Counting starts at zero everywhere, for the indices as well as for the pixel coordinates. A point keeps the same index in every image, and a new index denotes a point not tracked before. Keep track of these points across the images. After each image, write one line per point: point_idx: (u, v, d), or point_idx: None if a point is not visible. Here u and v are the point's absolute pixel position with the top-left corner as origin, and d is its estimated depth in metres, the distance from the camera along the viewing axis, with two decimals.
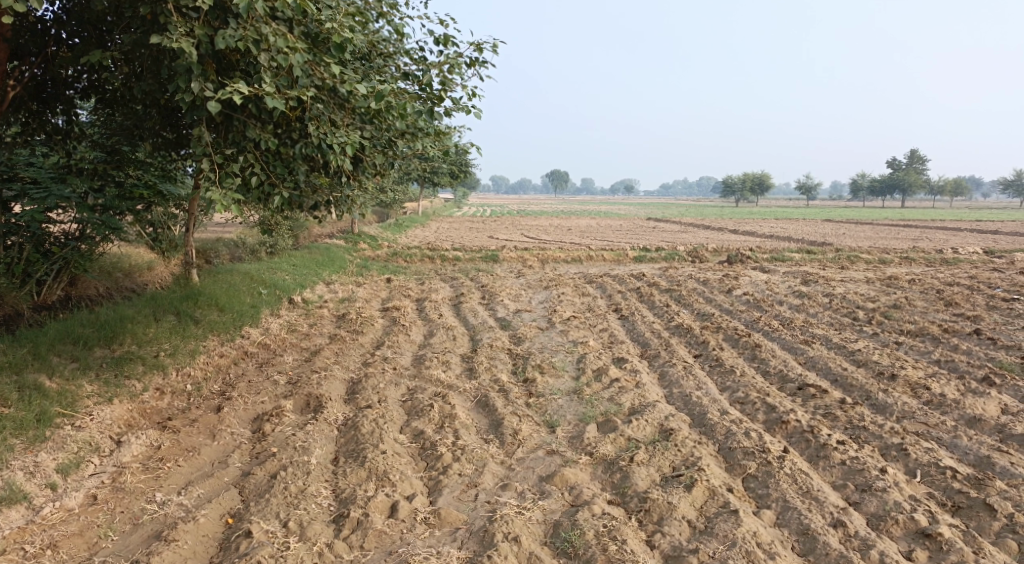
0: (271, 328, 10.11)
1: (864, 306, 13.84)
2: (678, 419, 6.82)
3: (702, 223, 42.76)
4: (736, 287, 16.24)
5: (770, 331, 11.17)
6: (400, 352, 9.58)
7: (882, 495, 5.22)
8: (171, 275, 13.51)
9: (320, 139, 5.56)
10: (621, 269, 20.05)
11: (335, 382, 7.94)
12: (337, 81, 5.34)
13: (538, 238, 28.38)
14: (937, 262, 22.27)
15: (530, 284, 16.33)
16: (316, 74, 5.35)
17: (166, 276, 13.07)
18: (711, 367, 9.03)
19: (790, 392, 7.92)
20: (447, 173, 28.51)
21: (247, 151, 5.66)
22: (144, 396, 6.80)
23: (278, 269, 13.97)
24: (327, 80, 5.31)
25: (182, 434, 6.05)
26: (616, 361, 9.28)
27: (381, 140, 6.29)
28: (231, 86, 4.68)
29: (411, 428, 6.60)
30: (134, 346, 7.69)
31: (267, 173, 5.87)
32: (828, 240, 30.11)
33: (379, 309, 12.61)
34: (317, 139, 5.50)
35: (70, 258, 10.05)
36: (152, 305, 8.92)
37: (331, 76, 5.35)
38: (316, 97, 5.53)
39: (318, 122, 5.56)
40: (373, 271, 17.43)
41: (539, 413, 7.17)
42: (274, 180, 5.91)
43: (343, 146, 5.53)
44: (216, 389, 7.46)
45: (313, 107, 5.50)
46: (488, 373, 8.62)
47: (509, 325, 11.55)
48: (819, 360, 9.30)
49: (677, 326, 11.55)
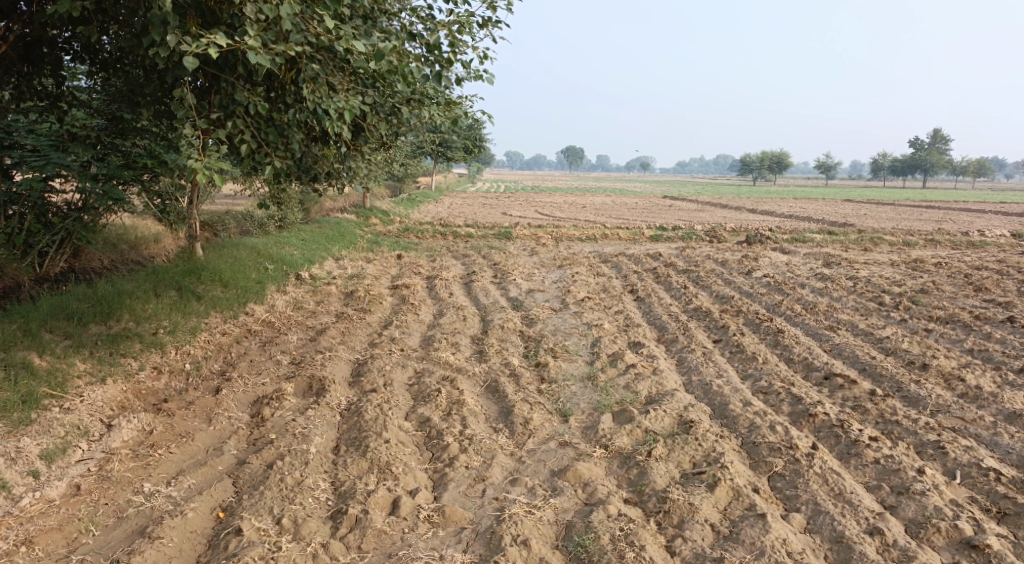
0: (276, 305, 9.81)
1: (890, 291, 13.35)
2: (698, 410, 6.46)
3: (719, 202, 42.00)
4: (756, 268, 15.76)
5: (793, 315, 10.74)
6: (408, 332, 9.26)
7: (921, 499, 4.87)
8: (178, 248, 13.26)
9: (315, 104, 5.16)
10: (637, 248, 19.61)
11: (339, 364, 7.63)
12: (333, 37, 4.92)
13: (553, 215, 27.89)
14: (964, 245, 21.59)
15: (544, 263, 15.94)
16: (309, 29, 4.93)
17: (172, 249, 12.82)
18: (732, 353, 8.64)
19: (815, 382, 7.53)
20: (461, 147, 28.02)
21: (238, 117, 5.29)
22: (140, 375, 6.53)
23: (286, 244, 13.66)
24: (322, 36, 4.87)
25: (177, 417, 5.78)
26: (632, 346, 8.92)
27: (383, 106, 5.88)
28: (210, 37, 4.26)
29: (416, 415, 6.30)
30: (132, 322, 7.39)
31: (260, 142, 5.50)
32: (849, 221, 29.41)
33: (389, 287, 12.28)
34: (312, 104, 5.11)
35: (72, 229, 9.79)
36: (153, 280, 8.64)
37: (326, 32, 4.93)
38: (314, 58, 5.12)
39: (315, 86, 5.15)
40: (384, 247, 17.10)
41: (551, 401, 6.83)
42: (274, 152, 5.55)
43: (340, 111, 5.13)
44: (215, 369, 7.18)
45: (307, 68, 5.09)
46: (499, 356, 8.28)
47: (522, 305, 11.20)
48: (846, 348, 8.88)
49: (695, 308, 11.15)
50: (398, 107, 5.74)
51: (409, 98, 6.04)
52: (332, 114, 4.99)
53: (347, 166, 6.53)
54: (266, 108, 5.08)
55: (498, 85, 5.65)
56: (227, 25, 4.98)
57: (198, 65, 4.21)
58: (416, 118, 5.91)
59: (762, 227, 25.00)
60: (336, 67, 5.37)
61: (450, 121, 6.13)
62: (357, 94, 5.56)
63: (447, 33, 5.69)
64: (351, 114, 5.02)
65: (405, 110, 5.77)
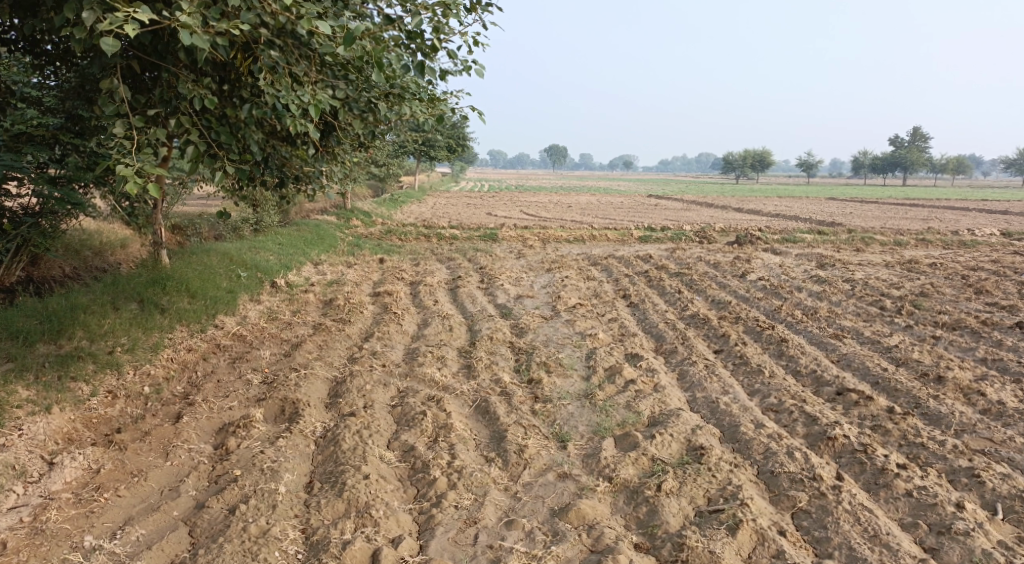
0: (248, 316, 9.16)
1: (890, 294, 12.93)
2: (706, 433, 5.94)
3: (705, 201, 41.73)
4: (750, 270, 15.30)
5: (795, 322, 10.26)
6: (391, 345, 8.66)
7: (966, 541, 4.49)
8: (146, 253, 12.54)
9: (274, 98, 4.58)
10: (627, 249, 19.11)
11: (316, 382, 7.03)
12: (293, 16, 4.32)
13: (539, 215, 27.36)
14: (956, 245, 21.29)
15: (532, 267, 15.38)
16: (264, 6, 4.31)
17: (140, 255, 12.10)
18: (735, 365, 8.13)
19: (827, 398, 7.04)
20: (445, 145, 27.36)
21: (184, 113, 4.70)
22: (92, 402, 5.88)
23: (261, 248, 12.98)
24: (278, 14, 4.28)
25: (129, 450, 5.16)
26: (629, 359, 8.37)
27: (358, 101, 5.27)
28: (128, 10, 3.74)
29: (399, 443, 5.71)
30: (86, 340, 6.72)
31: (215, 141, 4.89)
32: (837, 220, 29.14)
33: (370, 294, 11.65)
34: (269, 99, 4.53)
35: (28, 236, 9.06)
36: (112, 291, 7.96)
37: (285, 10, 4.33)
38: (268, 40, 4.55)
39: (273, 76, 4.61)
40: (365, 250, 16.45)
41: (547, 423, 6.29)
42: (233, 154, 4.97)
43: (302, 107, 4.55)
44: (178, 392, 6.55)
45: (264, 55, 4.50)
46: (489, 372, 7.71)
47: (511, 314, 10.63)
48: (855, 358, 8.40)
49: (693, 315, 10.63)
50: (375, 103, 5.15)
51: (387, 92, 5.44)
52: (292, 109, 4.40)
53: (319, 168, 5.92)
54: (214, 102, 4.51)
55: (486, 77, 5.08)
56: (168, 4, 4.42)
57: (117, 46, 3.69)
58: (394, 117, 5.30)
59: (751, 227, 24.60)
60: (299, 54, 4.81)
61: (433, 117, 5.55)
62: (325, 87, 4.97)
63: (430, 16, 5.10)
64: (316, 108, 4.43)
65: (383, 105, 5.18)
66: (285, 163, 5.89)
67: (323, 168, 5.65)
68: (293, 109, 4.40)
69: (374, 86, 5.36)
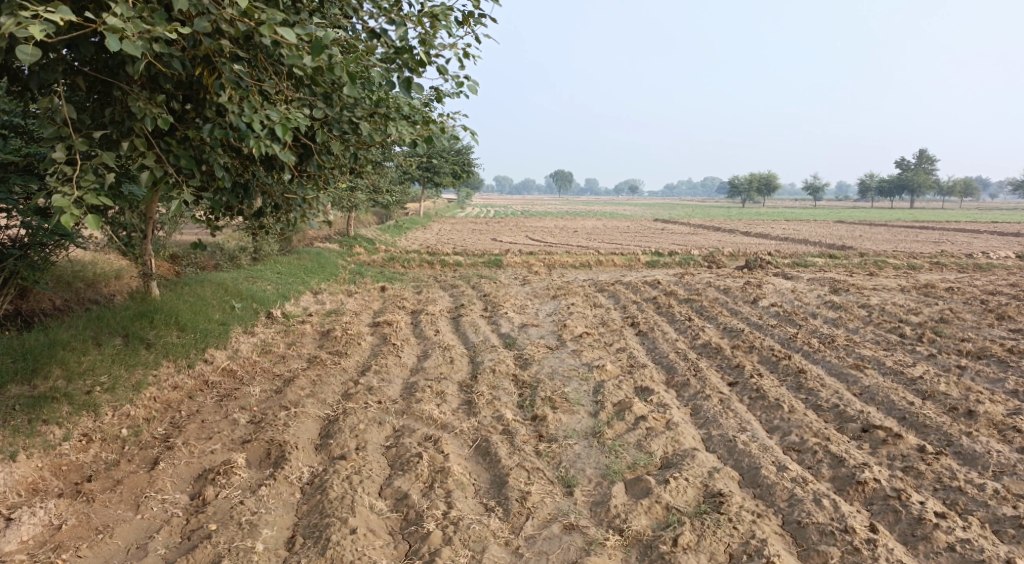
0: (240, 349, 8.77)
1: (908, 320, 12.47)
2: (725, 477, 5.49)
3: (712, 225, 41.42)
4: (762, 296, 14.86)
5: (812, 351, 9.81)
6: (388, 379, 8.25)
7: None
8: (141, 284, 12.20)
9: (237, 117, 4.31)
10: (634, 275, 18.73)
11: (306, 421, 6.62)
12: (254, 23, 4.06)
13: (544, 240, 27.04)
14: (971, 268, 20.82)
15: (537, 294, 14.99)
16: (219, 13, 4.06)
17: (135, 286, 11.75)
18: (751, 399, 7.68)
19: (852, 436, 6.59)
20: (449, 171, 27.18)
21: (137, 136, 4.43)
22: (63, 448, 5.51)
23: (258, 278, 12.64)
24: (236, 21, 4.04)
25: (97, 502, 4.79)
26: (639, 393, 7.93)
27: (339, 121, 4.98)
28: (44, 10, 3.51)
29: (392, 490, 5.29)
30: (62, 380, 6.34)
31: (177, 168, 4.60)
32: (847, 243, 28.73)
33: (369, 324, 11.26)
34: (232, 117, 4.27)
35: (16, 268, 8.73)
36: (96, 326, 7.60)
37: (244, 16, 4.08)
38: (230, 52, 4.31)
39: (236, 91, 4.35)
40: (367, 278, 16.09)
41: (552, 466, 5.85)
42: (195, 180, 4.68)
43: (268, 126, 4.27)
44: (158, 434, 6.17)
45: (226, 69, 4.25)
46: (490, 409, 7.28)
47: (514, 344, 10.21)
48: (878, 391, 7.94)
49: (704, 345, 10.19)
50: (357, 122, 4.85)
51: (372, 111, 5.15)
52: (254, 127, 4.14)
53: (303, 194, 5.61)
54: (168, 121, 4.29)
55: (477, 95, 4.75)
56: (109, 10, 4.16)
57: (35, 55, 3.57)
58: (378, 138, 5.00)
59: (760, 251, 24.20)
60: (266, 68, 4.60)
61: (423, 137, 5.23)
62: (300, 105, 4.71)
63: (417, 29, 4.81)
64: (284, 126, 4.16)
65: (365, 124, 4.87)
66: (267, 189, 5.59)
67: (305, 193, 5.34)
68: (255, 128, 4.13)
69: (357, 105, 5.07)
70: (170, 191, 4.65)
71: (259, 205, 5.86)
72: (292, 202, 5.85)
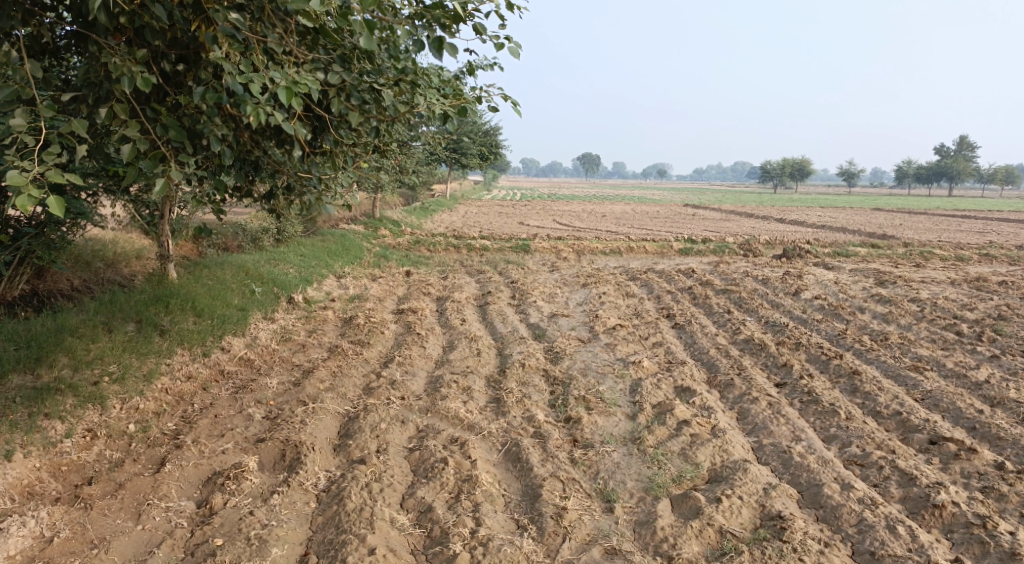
0: (259, 337, 8.36)
1: (963, 317, 11.73)
2: (782, 496, 4.99)
3: (744, 211, 40.37)
4: (804, 288, 14.15)
5: (864, 350, 9.16)
6: (413, 372, 7.80)
7: None
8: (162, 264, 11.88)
9: (233, 79, 3.89)
10: (667, 262, 18.10)
11: (324, 418, 6.19)
12: None
13: (573, 225, 26.42)
14: (1022, 260, 19.79)
15: (566, 281, 14.45)
16: None
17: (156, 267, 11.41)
18: (803, 403, 7.09)
19: (918, 449, 6.01)
20: (477, 153, 26.60)
21: (117, 102, 3.98)
22: (64, 445, 5.16)
23: (280, 261, 12.26)
24: None
25: (95, 510, 4.48)
26: (680, 394, 7.38)
27: (359, 88, 4.47)
28: None
29: (415, 501, 4.85)
30: (69, 370, 5.98)
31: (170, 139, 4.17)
32: (887, 232, 27.73)
33: (393, 311, 10.82)
34: (228, 79, 3.86)
35: (31, 247, 8.38)
36: (108, 311, 7.24)
37: None
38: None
39: (230, 46, 3.96)
40: (392, 262, 15.67)
41: (589, 477, 5.37)
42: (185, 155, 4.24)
43: (269, 91, 3.86)
44: (168, 430, 5.77)
45: (221, 20, 3.86)
46: (521, 408, 6.79)
47: (545, 336, 9.70)
48: (942, 397, 7.31)
49: (746, 340, 9.59)
50: (379, 88, 4.37)
51: (396, 78, 4.67)
52: (252, 90, 3.75)
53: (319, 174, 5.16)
54: (146, 81, 3.82)
55: (518, 58, 4.20)
56: None
57: None
58: (401, 108, 4.51)
59: (797, 239, 23.32)
60: (273, 22, 4.18)
61: (453, 107, 4.73)
62: (314, 69, 4.29)
63: None
64: (288, 89, 3.76)
65: (388, 91, 4.38)
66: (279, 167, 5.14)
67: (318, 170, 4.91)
68: (252, 91, 3.75)
69: (379, 70, 4.59)
70: (163, 166, 4.25)
71: (271, 187, 5.41)
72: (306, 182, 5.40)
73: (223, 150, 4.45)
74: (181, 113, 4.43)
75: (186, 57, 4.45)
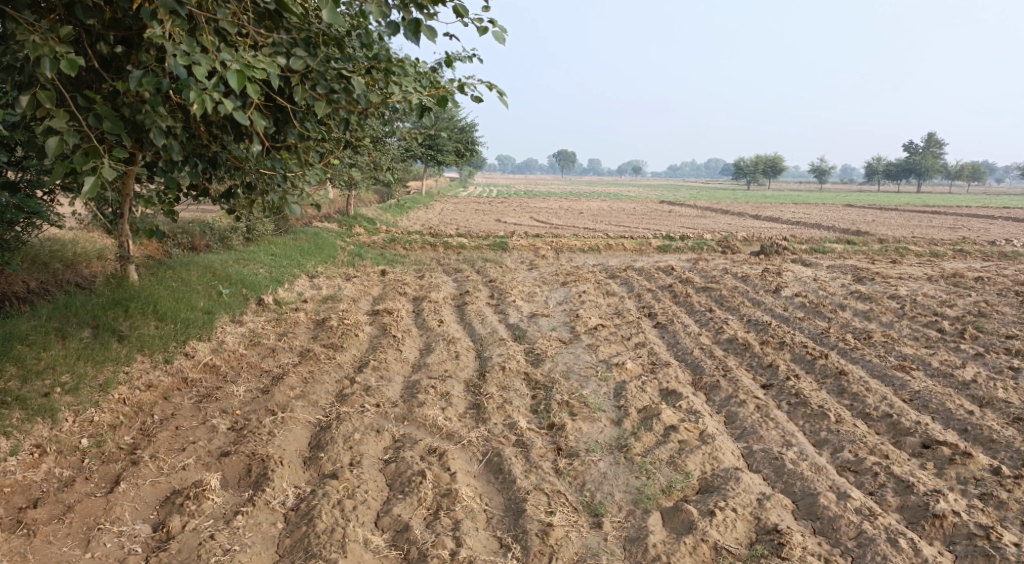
0: (226, 341, 7.96)
1: (944, 314, 11.67)
2: (777, 507, 4.81)
3: (720, 207, 40.47)
4: (784, 285, 14.04)
5: (849, 349, 9.01)
6: (388, 378, 7.48)
7: None
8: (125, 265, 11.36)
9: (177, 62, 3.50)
10: (646, 260, 17.94)
11: (294, 428, 5.85)
12: None
13: (550, 222, 26.18)
14: (996, 256, 19.96)
15: (545, 280, 14.19)
16: None
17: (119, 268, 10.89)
18: (791, 406, 6.90)
19: (911, 453, 5.85)
20: (452, 150, 26.23)
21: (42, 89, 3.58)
22: (8, 464, 4.77)
23: (249, 261, 11.83)
24: None
25: (39, 537, 4.12)
26: (665, 397, 7.15)
27: (327, 76, 4.12)
28: None
29: (391, 520, 4.56)
30: (16, 381, 5.57)
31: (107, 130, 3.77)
32: (862, 228, 27.90)
33: (368, 313, 10.46)
34: (170, 61, 3.47)
35: None
36: (63, 316, 6.80)
37: None
38: None
39: (173, 23, 3.57)
40: (367, 261, 15.28)
41: (574, 489, 5.12)
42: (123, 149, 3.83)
43: (220, 75, 3.48)
44: (124, 444, 5.40)
45: None
46: (502, 415, 6.52)
47: (524, 337, 9.42)
48: (931, 397, 7.17)
49: (730, 340, 9.40)
50: (352, 76, 4.03)
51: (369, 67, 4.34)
52: (197, 74, 3.37)
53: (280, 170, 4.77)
54: (74, 64, 3.44)
55: (504, 43, 3.91)
56: None
57: None
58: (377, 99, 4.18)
59: (774, 236, 23.30)
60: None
61: (433, 97, 4.43)
62: (275, 52, 3.92)
63: None
64: (240, 73, 3.39)
65: (359, 79, 4.04)
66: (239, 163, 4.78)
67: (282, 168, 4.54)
68: (196, 75, 3.36)
69: (349, 56, 4.25)
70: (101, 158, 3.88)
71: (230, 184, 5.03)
72: (270, 178, 5.04)
73: (171, 143, 4.05)
74: (122, 101, 4.04)
75: (130, 39, 4.08)
